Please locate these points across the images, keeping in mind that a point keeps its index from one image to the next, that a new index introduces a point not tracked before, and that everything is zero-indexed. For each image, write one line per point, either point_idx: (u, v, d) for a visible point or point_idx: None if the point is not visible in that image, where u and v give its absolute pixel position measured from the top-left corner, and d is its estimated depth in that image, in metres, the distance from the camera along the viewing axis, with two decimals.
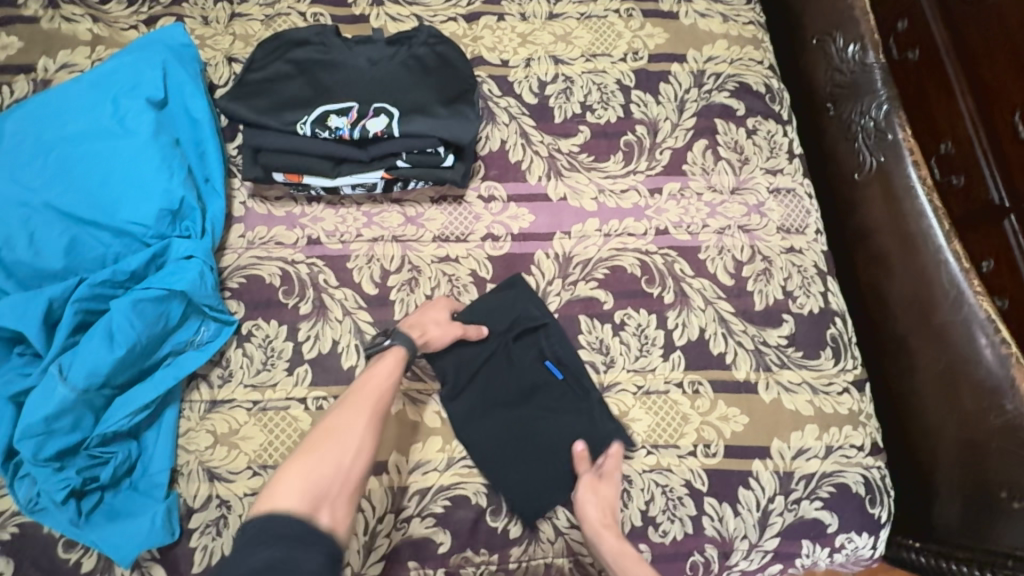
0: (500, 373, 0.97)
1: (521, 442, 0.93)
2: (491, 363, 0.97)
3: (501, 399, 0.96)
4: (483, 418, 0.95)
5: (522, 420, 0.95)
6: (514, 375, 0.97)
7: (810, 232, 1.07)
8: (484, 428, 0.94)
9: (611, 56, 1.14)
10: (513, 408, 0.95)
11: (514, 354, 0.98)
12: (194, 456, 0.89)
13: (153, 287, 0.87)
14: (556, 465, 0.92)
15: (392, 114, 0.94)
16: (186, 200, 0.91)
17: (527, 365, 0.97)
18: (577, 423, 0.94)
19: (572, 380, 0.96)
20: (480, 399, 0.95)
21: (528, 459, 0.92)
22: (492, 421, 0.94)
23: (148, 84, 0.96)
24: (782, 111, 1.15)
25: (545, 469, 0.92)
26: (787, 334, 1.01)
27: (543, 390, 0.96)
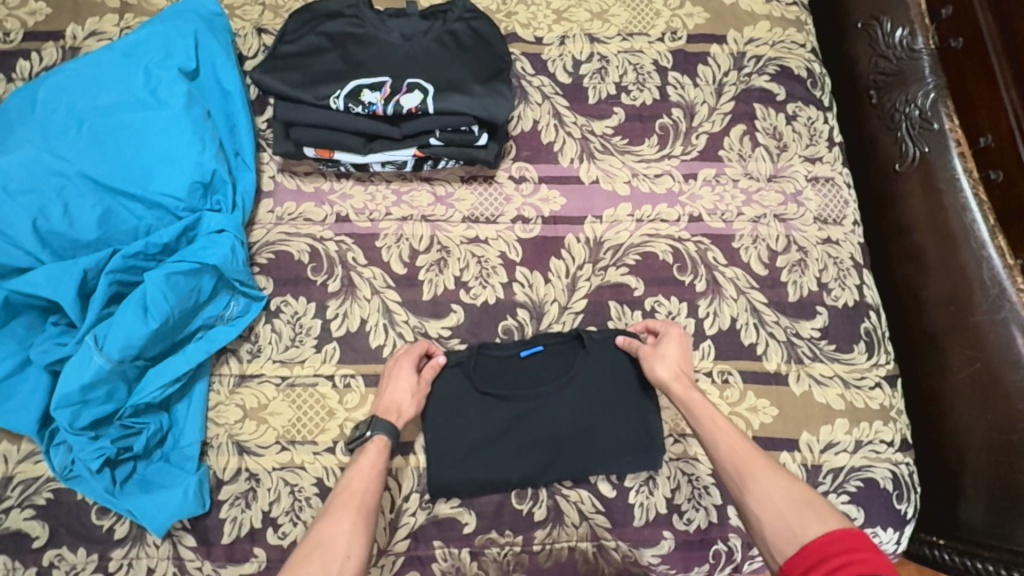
0: (492, 411, 0.91)
1: (577, 445, 0.91)
2: (471, 413, 0.92)
3: (520, 431, 0.91)
4: (528, 453, 0.90)
5: (560, 437, 0.91)
6: (502, 403, 0.92)
7: (847, 223, 1.05)
8: (533, 458, 0.90)
9: (648, 36, 1.11)
10: (536, 426, 0.91)
11: (488, 368, 0.94)
12: (224, 429, 0.90)
13: (185, 261, 0.86)
14: (612, 415, 0.92)
15: (426, 90, 0.92)
16: (217, 172, 0.90)
17: (508, 380, 0.93)
18: (589, 371, 0.93)
19: (555, 343, 0.95)
20: (494, 442, 0.91)
21: (594, 437, 0.91)
22: (534, 453, 0.91)
23: (180, 54, 0.94)
24: (823, 97, 1.11)
25: (612, 428, 0.92)
26: (819, 326, 0.99)
27: (539, 387, 0.92)
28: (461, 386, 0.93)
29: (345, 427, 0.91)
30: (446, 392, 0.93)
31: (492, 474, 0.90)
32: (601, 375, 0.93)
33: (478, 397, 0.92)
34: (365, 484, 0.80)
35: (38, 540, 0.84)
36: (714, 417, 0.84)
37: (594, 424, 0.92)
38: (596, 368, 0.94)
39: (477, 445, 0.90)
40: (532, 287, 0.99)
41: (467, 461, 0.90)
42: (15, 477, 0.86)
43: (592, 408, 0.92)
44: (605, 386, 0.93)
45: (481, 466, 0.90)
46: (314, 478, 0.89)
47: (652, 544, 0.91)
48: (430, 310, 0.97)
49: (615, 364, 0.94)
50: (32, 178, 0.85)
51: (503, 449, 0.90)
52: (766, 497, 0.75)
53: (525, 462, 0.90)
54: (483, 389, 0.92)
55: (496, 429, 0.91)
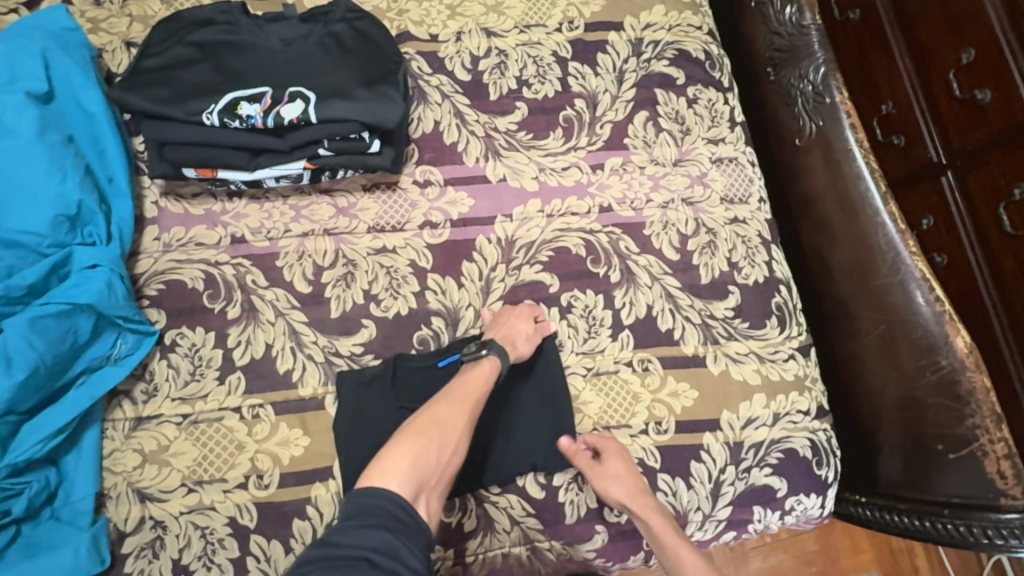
0: None
1: (502, 451, 0.90)
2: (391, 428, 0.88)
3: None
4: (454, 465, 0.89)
5: (484, 445, 0.90)
6: None
7: (753, 201, 1.07)
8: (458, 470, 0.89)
9: (546, 27, 1.09)
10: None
11: (405, 380, 0.91)
12: (122, 477, 0.84)
13: (53, 302, 0.79)
14: (534, 417, 0.93)
15: (309, 98, 0.86)
16: (85, 203, 0.83)
17: (427, 394, 0.91)
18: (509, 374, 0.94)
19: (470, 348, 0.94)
20: None
21: (516, 441, 0.91)
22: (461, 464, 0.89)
23: (27, 75, 0.84)
24: (722, 78, 1.12)
25: (535, 427, 0.92)
26: (733, 306, 1.00)
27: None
28: (377, 402, 0.90)
29: (256, 460, 0.86)
30: (362, 411, 0.89)
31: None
32: (521, 375, 0.94)
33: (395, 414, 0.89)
34: (471, 397, 0.81)
35: None
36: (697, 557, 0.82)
37: (519, 427, 0.92)
38: (515, 370, 0.94)
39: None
40: (445, 294, 0.97)
41: None
42: None
43: (514, 412, 0.93)
44: (524, 388, 0.94)
45: None
46: (226, 518, 0.84)
47: (586, 540, 0.91)
48: (340, 327, 0.93)
49: (534, 364, 0.95)
50: None
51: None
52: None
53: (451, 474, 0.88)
54: (401, 401, 0.90)
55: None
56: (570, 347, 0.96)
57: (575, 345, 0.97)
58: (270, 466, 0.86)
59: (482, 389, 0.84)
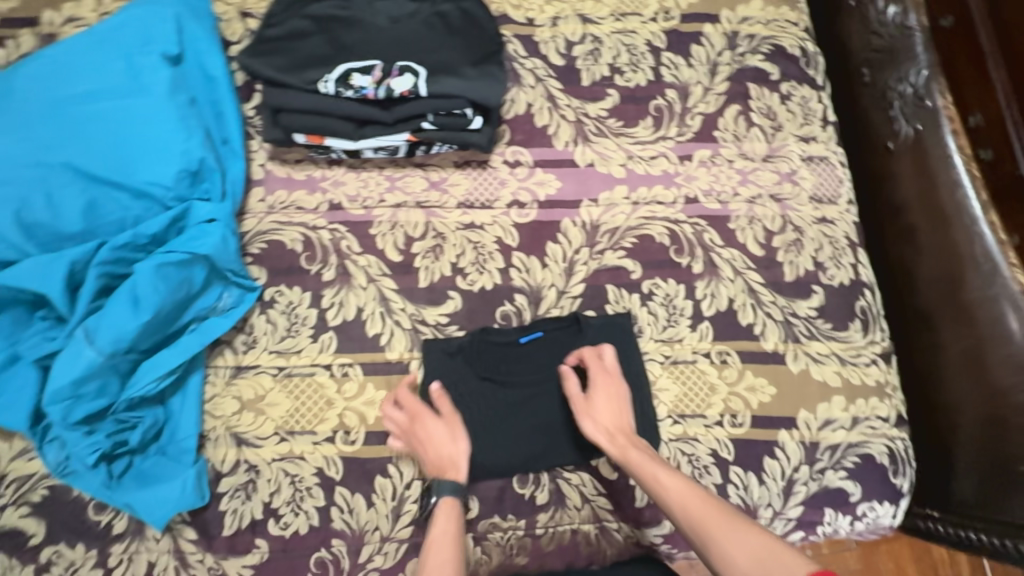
0: (493, 398, 0.92)
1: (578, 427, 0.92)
2: (473, 396, 0.92)
3: (519, 417, 0.91)
4: (530, 438, 0.91)
5: (560, 421, 0.92)
6: (504, 389, 0.92)
7: (842, 202, 1.05)
8: (535, 443, 0.91)
9: (641, 16, 1.09)
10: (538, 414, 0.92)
11: (488, 354, 0.93)
12: (221, 421, 0.89)
13: (175, 251, 0.84)
14: None
15: (418, 73, 0.90)
16: (206, 161, 0.87)
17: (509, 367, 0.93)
18: None
19: (550, 326, 0.96)
20: (492, 429, 0.91)
21: None
22: (538, 437, 0.91)
23: (161, 38, 0.89)
24: (817, 77, 1.10)
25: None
26: (816, 306, 0.99)
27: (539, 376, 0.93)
28: (461, 372, 0.93)
29: (344, 417, 0.90)
30: (446, 378, 0.92)
31: (497, 457, 0.90)
32: None
33: (478, 382, 0.92)
34: (444, 551, 0.76)
35: (35, 537, 0.83)
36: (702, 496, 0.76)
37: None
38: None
39: (481, 432, 0.90)
40: (529, 272, 0.99)
41: (466, 444, 0.90)
42: (8, 474, 0.85)
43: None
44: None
45: (482, 453, 0.90)
46: (314, 468, 0.88)
47: (654, 524, 0.92)
48: (427, 297, 0.96)
49: (615, 346, 0.95)
50: (15, 167, 0.80)
51: (506, 433, 0.91)
52: (733, 564, 0.69)
53: (528, 446, 0.91)
54: (482, 372, 0.93)
55: (501, 415, 0.91)
56: (649, 334, 0.97)
57: (654, 332, 0.97)
58: (357, 423, 0.90)
59: (454, 539, 0.78)
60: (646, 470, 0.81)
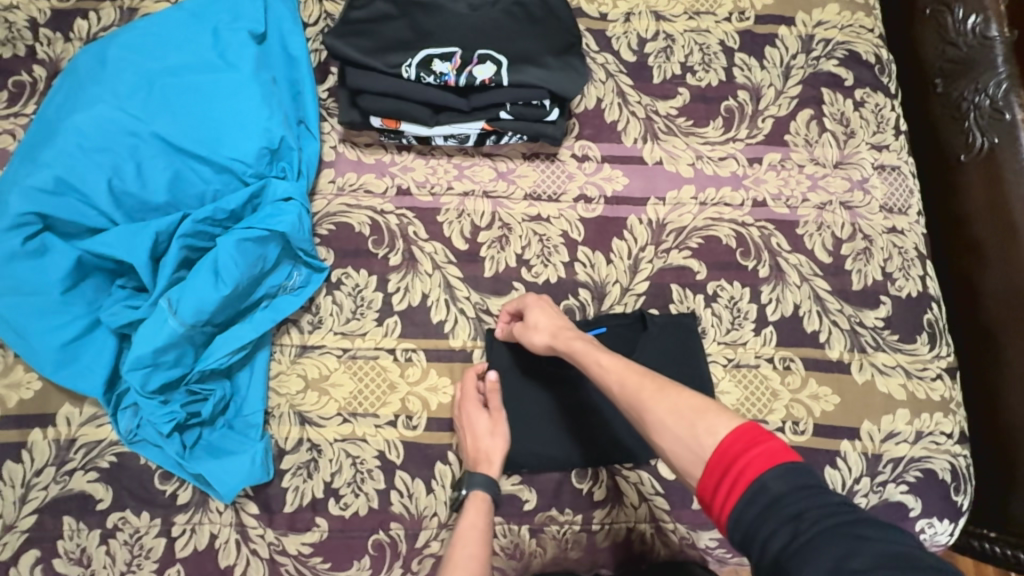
0: (557, 390, 0.92)
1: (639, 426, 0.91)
2: (536, 387, 0.92)
3: (581, 412, 0.91)
4: (591, 434, 0.91)
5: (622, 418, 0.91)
6: (568, 382, 0.92)
7: (913, 213, 1.03)
8: (596, 438, 0.91)
9: (715, 15, 1.08)
10: (600, 410, 0.91)
11: None
12: (285, 399, 0.89)
13: (254, 227, 0.85)
14: None
15: (499, 63, 0.90)
16: (285, 140, 0.88)
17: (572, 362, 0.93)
18: (652, 353, 0.94)
19: (615, 322, 0.95)
20: (555, 421, 0.91)
21: None
22: (598, 433, 0.91)
23: (249, 17, 0.91)
24: (890, 84, 1.09)
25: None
26: (883, 316, 0.98)
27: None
28: (526, 362, 0.93)
29: (407, 401, 0.91)
30: (509, 368, 0.93)
31: (557, 449, 0.90)
32: (664, 356, 0.94)
33: (541, 374, 0.92)
34: (469, 545, 0.77)
35: (103, 502, 0.84)
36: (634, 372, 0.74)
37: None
38: (660, 351, 0.94)
39: (543, 423, 0.91)
40: (594, 268, 0.98)
41: (529, 434, 0.90)
42: (77, 439, 0.86)
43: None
44: (667, 368, 0.94)
45: (544, 444, 0.90)
46: (376, 451, 0.89)
47: (710, 527, 0.91)
48: (491, 287, 0.96)
49: (679, 348, 0.95)
50: (105, 136, 0.81)
51: (567, 426, 0.91)
52: (666, 428, 0.67)
53: (588, 441, 0.90)
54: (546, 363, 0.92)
55: (562, 408, 0.91)
56: (713, 335, 0.96)
57: (718, 334, 0.96)
58: (420, 409, 0.91)
59: (480, 534, 0.79)
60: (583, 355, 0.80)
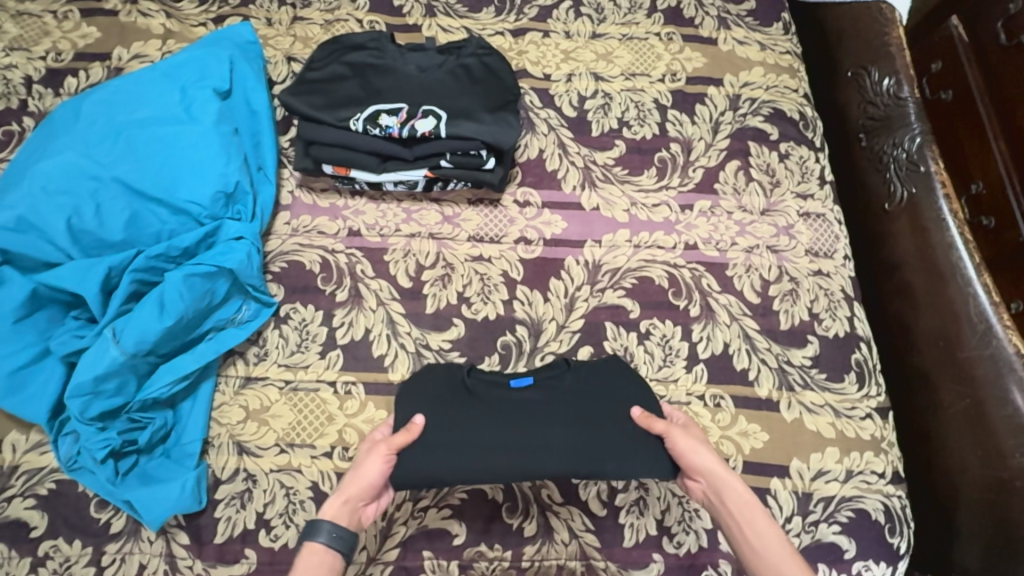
0: (478, 413, 0.88)
1: (569, 447, 0.86)
2: (454, 407, 0.88)
3: (502, 433, 0.86)
4: (512, 454, 0.85)
5: (551, 441, 0.86)
6: (490, 404, 0.89)
7: (838, 257, 1.08)
8: (518, 462, 0.84)
9: (650, 77, 1.18)
10: (526, 432, 0.87)
11: (478, 375, 0.92)
12: (226, 429, 0.92)
13: (203, 263, 0.91)
14: (607, 429, 0.87)
15: (439, 116, 0.99)
16: (240, 184, 0.96)
17: (497, 385, 0.91)
18: (582, 379, 0.92)
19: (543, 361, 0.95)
20: (474, 445, 0.85)
21: (589, 447, 0.86)
22: (516, 449, 0.85)
23: (215, 76, 1.00)
24: (815, 138, 1.17)
25: (607, 430, 0.87)
26: (811, 355, 1.01)
27: (528, 397, 0.90)
28: (450, 387, 0.91)
29: (344, 433, 0.93)
30: (430, 391, 0.90)
31: (469, 465, 0.84)
32: (596, 383, 0.92)
33: (465, 397, 0.90)
34: None
35: (36, 530, 0.86)
36: (754, 508, 0.79)
37: (586, 427, 0.87)
38: (589, 382, 0.92)
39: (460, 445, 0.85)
40: (531, 305, 1.03)
41: (444, 456, 0.84)
42: (20, 466, 0.88)
43: (583, 418, 0.88)
44: (597, 396, 0.90)
45: (460, 464, 0.84)
46: (309, 482, 0.90)
47: (641, 566, 0.91)
48: (432, 323, 1.01)
49: (611, 375, 0.93)
50: (69, 179, 0.88)
51: (491, 446, 0.85)
52: None
53: (508, 461, 0.84)
54: (471, 389, 0.91)
55: (479, 425, 0.87)
56: (645, 372, 1.00)
57: (650, 371, 1.00)
58: (356, 440, 0.93)
59: None
60: (714, 475, 0.81)
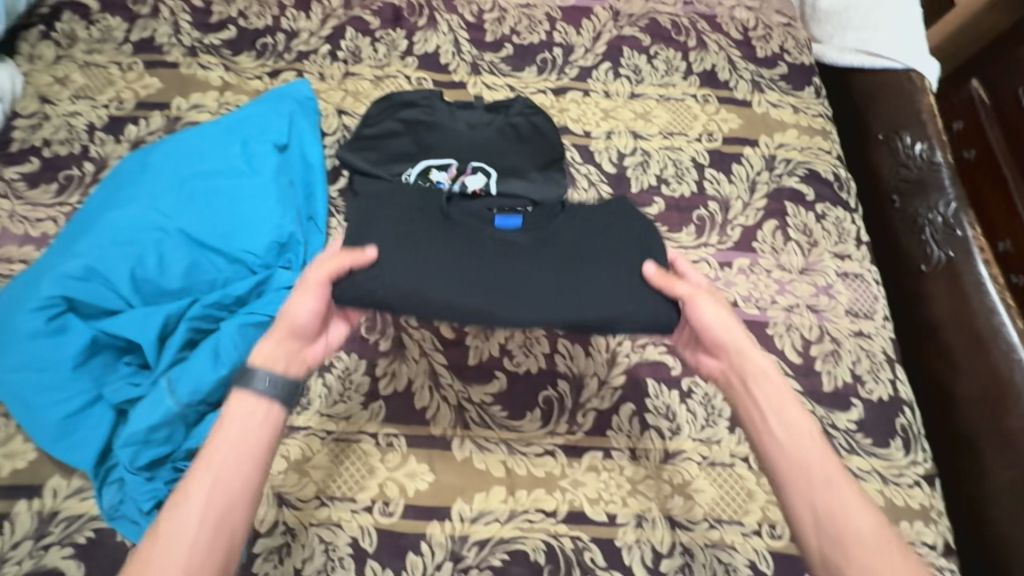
0: (447, 231, 0.80)
1: (556, 295, 0.77)
2: (425, 223, 0.81)
3: (476, 261, 0.78)
4: (489, 282, 0.76)
5: (533, 282, 0.77)
6: (456, 228, 0.81)
7: (878, 317, 1.09)
8: (496, 292, 0.76)
9: (687, 136, 1.22)
10: (507, 262, 0.78)
11: (451, 211, 0.85)
12: (267, 479, 0.91)
13: (256, 312, 0.92)
14: (608, 273, 0.80)
15: (489, 173, 1.03)
16: (294, 236, 0.98)
17: (478, 223, 0.84)
18: (571, 223, 0.84)
19: (531, 215, 0.89)
20: (442, 264, 0.77)
21: (578, 293, 0.77)
22: (488, 271, 0.77)
23: (275, 131, 1.05)
24: (849, 199, 1.19)
25: (607, 275, 0.80)
26: (856, 419, 1.00)
27: (512, 232, 0.83)
28: (419, 206, 0.82)
29: (385, 487, 0.92)
30: (378, 215, 0.80)
31: (431, 289, 0.75)
32: (592, 233, 0.83)
33: (431, 214, 0.82)
34: (209, 473, 0.68)
35: None
36: (782, 392, 0.79)
37: (580, 270, 0.79)
38: (582, 225, 0.84)
39: (428, 262, 0.77)
40: (573, 360, 1.03)
41: (404, 262, 0.76)
42: (60, 512, 0.88)
43: (574, 250, 0.81)
44: (592, 230, 0.83)
45: (423, 279, 0.75)
46: (349, 537, 0.89)
47: None
48: (474, 375, 1.01)
49: (618, 218, 0.85)
50: (135, 230, 0.91)
51: (463, 287, 0.75)
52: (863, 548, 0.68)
53: (486, 295, 0.75)
54: (441, 214, 0.83)
55: (454, 243, 0.79)
56: (687, 432, 0.99)
57: (693, 431, 0.99)
58: (397, 495, 0.92)
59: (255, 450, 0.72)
60: (738, 347, 0.81)
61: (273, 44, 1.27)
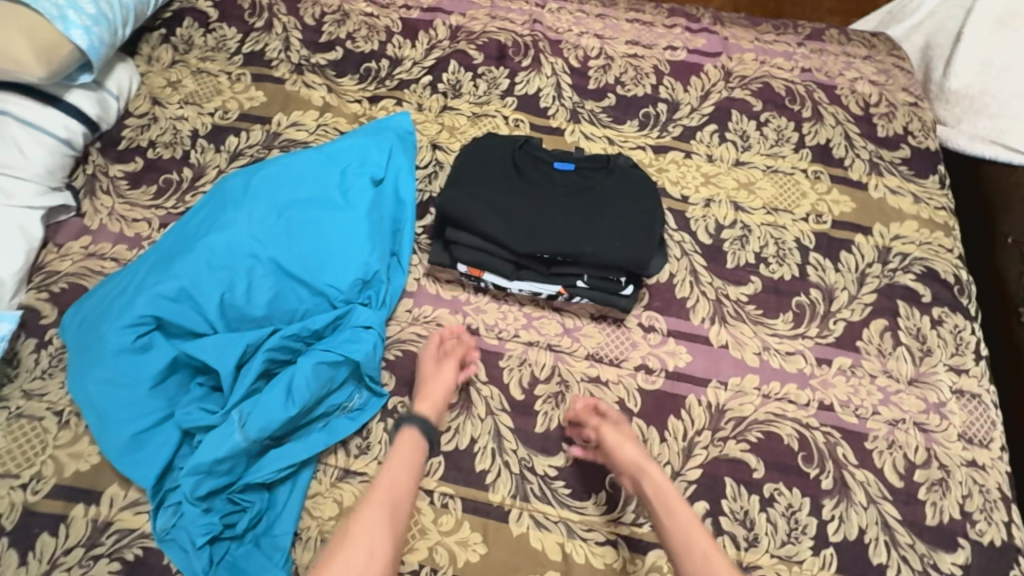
0: (510, 183, 1.03)
1: (574, 233, 0.97)
2: (497, 172, 1.04)
3: (524, 201, 1.01)
4: (525, 224, 0.98)
5: (560, 221, 0.99)
6: (522, 180, 1.04)
7: (995, 447, 0.97)
8: (530, 231, 0.98)
9: (793, 214, 1.14)
10: (546, 207, 1.00)
11: (522, 158, 1.07)
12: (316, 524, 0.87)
13: (332, 350, 0.89)
14: (617, 216, 1.00)
15: None
16: (378, 274, 0.97)
17: (536, 172, 1.05)
18: (609, 186, 1.04)
19: (584, 164, 1.07)
20: (498, 208, 0.99)
21: (591, 232, 0.98)
22: (526, 224, 0.98)
23: (374, 165, 1.05)
24: (970, 306, 1.08)
25: (611, 224, 0.99)
26: (961, 563, 0.89)
27: (557, 187, 1.03)
28: (499, 158, 1.06)
29: (435, 551, 0.88)
30: (477, 158, 1.06)
31: (488, 221, 0.98)
32: (621, 189, 1.04)
33: (507, 168, 1.05)
34: (385, 493, 0.83)
35: None
36: (673, 495, 0.86)
37: (595, 220, 0.99)
38: (620, 185, 1.04)
39: (491, 203, 1.00)
40: (647, 443, 0.96)
41: (472, 203, 0.99)
42: (113, 523, 0.87)
43: (604, 207, 1.01)
44: (624, 202, 1.02)
45: (484, 212, 0.99)
46: None
47: None
48: (540, 444, 0.95)
49: (637, 186, 1.05)
50: (230, 254, 0.92)
51: (509, 219, 0.98)
52: None
53: (521, 230, 0.98)
54: (514, 164, 1.06)
55: (510, 194, 1.01)
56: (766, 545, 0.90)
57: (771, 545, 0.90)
58: (446, 563, 0.87)
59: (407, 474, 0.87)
60: (635, 463, 0.89)
61: (376, 70, 1.27)
